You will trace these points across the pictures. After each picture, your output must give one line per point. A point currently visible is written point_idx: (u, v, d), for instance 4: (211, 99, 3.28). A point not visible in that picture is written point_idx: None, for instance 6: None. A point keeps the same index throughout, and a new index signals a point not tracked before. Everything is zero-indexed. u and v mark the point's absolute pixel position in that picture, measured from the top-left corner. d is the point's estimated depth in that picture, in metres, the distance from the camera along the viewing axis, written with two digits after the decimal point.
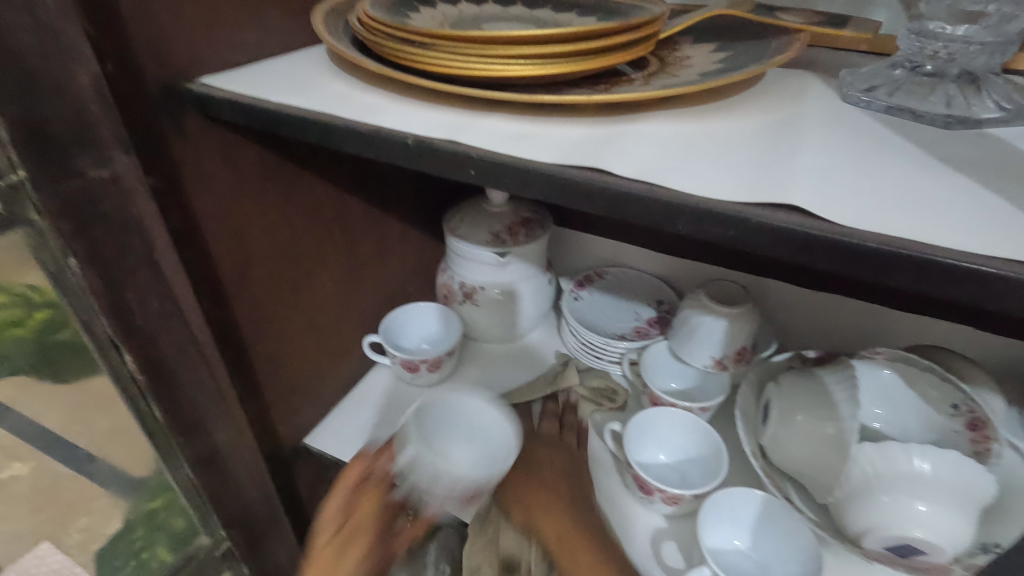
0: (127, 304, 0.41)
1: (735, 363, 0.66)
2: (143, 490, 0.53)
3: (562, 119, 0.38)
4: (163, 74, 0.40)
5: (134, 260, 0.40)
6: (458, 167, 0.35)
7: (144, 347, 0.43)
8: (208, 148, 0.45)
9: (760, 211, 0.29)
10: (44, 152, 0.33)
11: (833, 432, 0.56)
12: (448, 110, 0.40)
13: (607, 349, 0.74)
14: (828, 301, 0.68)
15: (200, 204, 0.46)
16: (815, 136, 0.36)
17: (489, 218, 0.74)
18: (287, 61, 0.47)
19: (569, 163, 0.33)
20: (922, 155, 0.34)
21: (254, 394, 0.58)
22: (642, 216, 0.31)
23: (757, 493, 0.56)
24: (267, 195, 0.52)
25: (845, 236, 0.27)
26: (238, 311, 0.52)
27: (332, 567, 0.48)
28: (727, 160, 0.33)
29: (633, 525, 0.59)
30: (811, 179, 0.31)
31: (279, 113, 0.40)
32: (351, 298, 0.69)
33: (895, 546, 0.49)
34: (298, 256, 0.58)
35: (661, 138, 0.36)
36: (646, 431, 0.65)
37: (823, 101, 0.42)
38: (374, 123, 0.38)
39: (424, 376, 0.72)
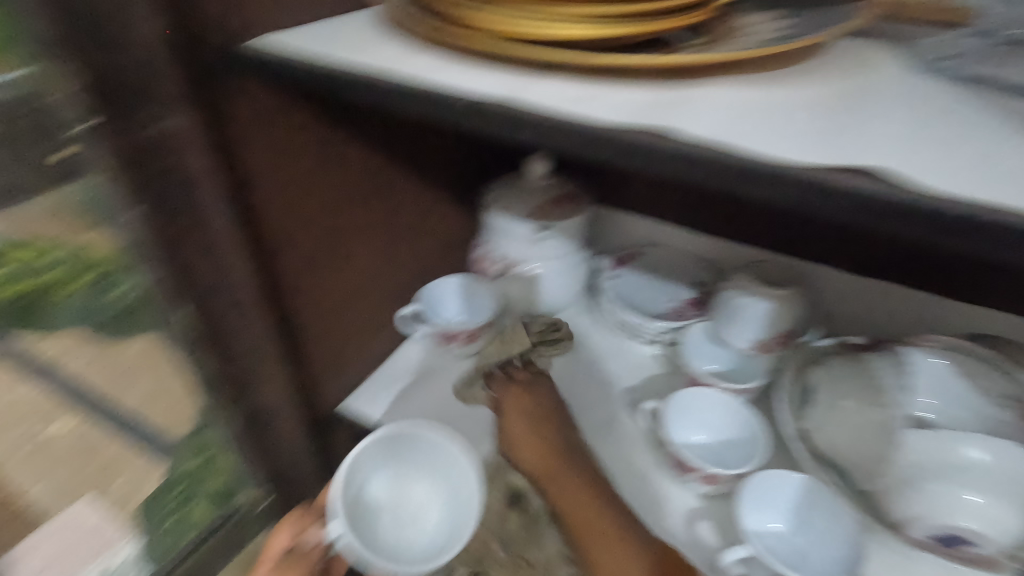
0: (183, 254, 0.43)
1: (778, 346, 0.65)
2: (188, 445, 0.60)
3: (624, 82, 0.37)
4: (226, 30, 0.40)
5: (192, 214, 0.42)
6: (519, 128, 0.35)
7: (200, 297, 0.47)
8: (264, 108, 0.45)
9: (840, 176, 0.28)
10: (115, 102, 0.35)
11: (881, 417, 0.57)
12: (508, 72, 0.39)
13: (644, 328, 0.73)
14: (878, 285, 0.66)
15: (255, 165, 0.46)
16: (891, 103, 0.35)
17: (528, 191, 0.74)
18: (341, 23, 0.47)
19: (636, 124, 0.32)
20: (1009, 124, 0.32)
21: (298, 357, 0.59)
22: (712, 179, 0.31)
23: (796, 475, 0.55)
24: (316, 159, 0.52)
25: (935, 203, 0.26)
26: (287, 275, 0.53)
27: None
28: (798, 125, 0.32)
29: (668, 503, 0.59)
30: (893, 144, 0.30)
31: (338, 71, 0.39)
32: (391, 268, 0.69)
33: (942, 534, 0.50)
34: (344, 223, 0.58)
35: (729, 103, 0.35)
36: (684, 412, 0.64)
37: (896, 70, 0.40)
38: (434, 82, 0.38)
39: (460, 349, 0.72)
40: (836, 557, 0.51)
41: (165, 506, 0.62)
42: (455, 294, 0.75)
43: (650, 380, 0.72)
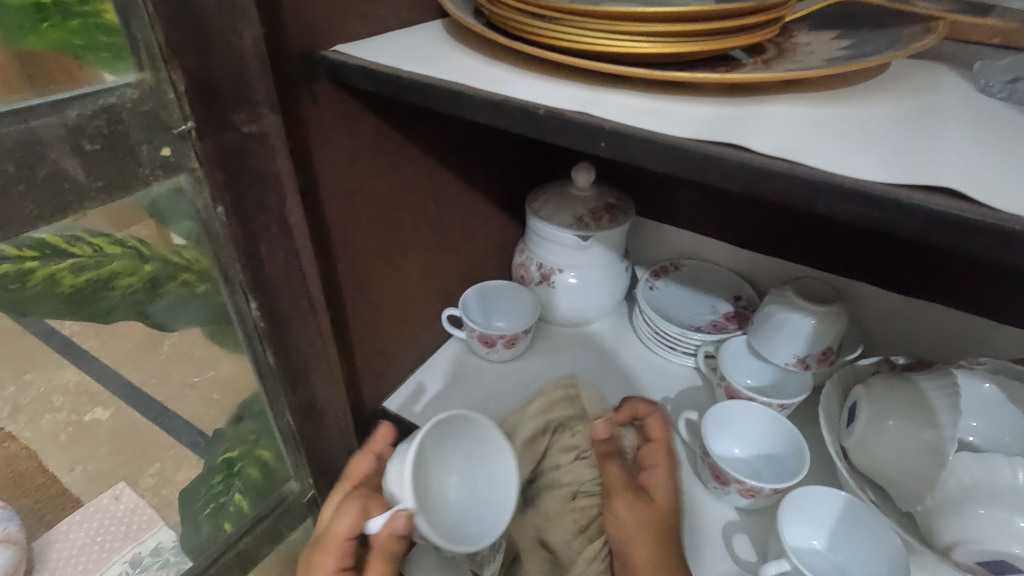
0: (258, 255, 0.44)
1: (819, 363, 0.65)
2: (223, 439, 0.59)
3: (686, 97, 0.39)
4: (301, 40, 0.43)
5: (268, 215, 0.43)
6: (586, 140, 0.36)
7: (268, 296, 0.46)
8: (332, 113, 0.48)
9: (910, 193, 0.28)
10: (211, 105, 0.37)
11: (931, 439, 0.53)
12: (573, 84, 0.41)
13: (682, 339, 0.74)
14: (923, 306, 0.66)
15: (321, 164, 0.48)
16: (955, 123, 0.35)
17: (572, 201, 0.75)
18: (409, 34, 0.49)
19: (705, 138, 0.33)
20: None
21: (348, 354, 0.61)
22: (779, 193, 0.31)
23: (838, 493, 0.55)
24: (376, 162, 0.54)
25: (1008, 222, 0.26)
26: (343, 271, 0.55)
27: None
28: (863, 143, 0.33)
29: (704, 515, 0.59)
30: (961, 162, 0.30)
31: (410, 80, 0.41)
32: (436, 270, 0.71)
33: (988, 561, 0.47)
34: (397, 225, 0.60)
35: (793, 119, 0.36)
36: (724, 424, 0.64)
37: (957, 90, 0.40)
38: (503, 93, 0.39)
39: (500, 352, 0.74)
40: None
41: (201, 499, 0.59)
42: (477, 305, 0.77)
43: (687, 391, 0.72)
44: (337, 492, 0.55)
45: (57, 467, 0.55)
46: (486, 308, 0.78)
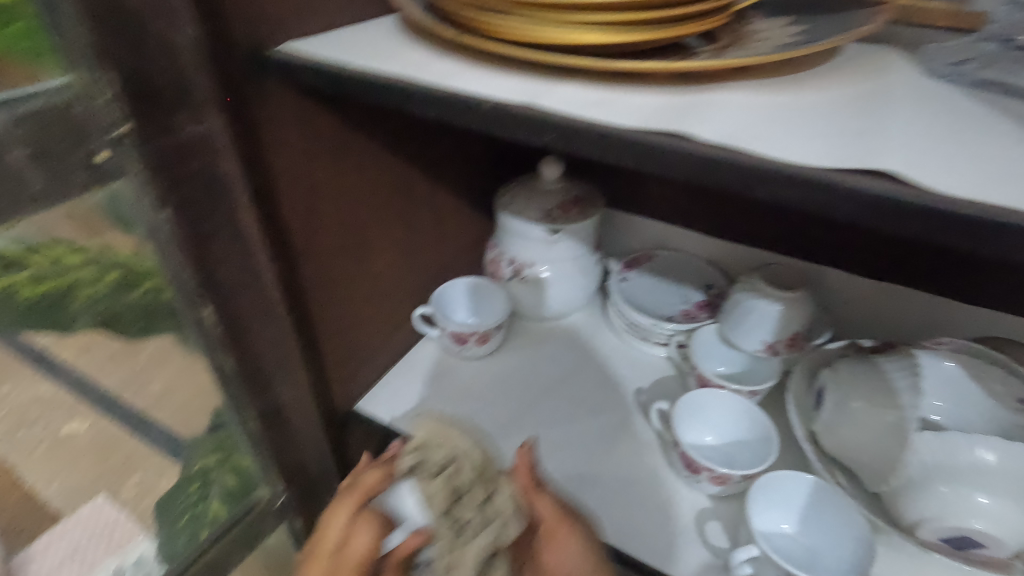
0: (210, 259, 0.43)
1: (787, 349, 0.65)
2: (200, 445, 0.56)
3: (636, 87, 0.38)
4: (250, 39, 0.42)
5: (218, 218, 0.43)
6: (534, 131, 0.36)
7: (224, 300, 0.46)
8: (286, 112, 0.47)
9: (847, 177, 0.28)
10: (151, 106, 0.36)
11: (892, 419, 0.54)
12: (524, 77, 0.40)
13: (654, 330, 0.74)
14: (889, 289, 0.67)
15: (279, 165, 0.48)
16: (899, 105, 0.35)
17: (541, 194, 0.75)
18: (361, 30, 0.48)
19: (650, 128, 0.33)
20: (1015, 127, 0.33)
21: (316, 356, 0.60)
22: (722, 181, 0.31)
23: (805, 477, 0.56)
24: (337, 161, 0.54)
25: (935, 203, 0.27)
26: (306, 273, 0.54)
27: None
28: (809, 129, 0.33)
29: (677, 504, 0.60)
30: (899, 147, 0.31)
31: (359, 77, 0.41)
32: (405, 269, 0.70)
33: (951, 538, 0.49)
34: (362, 224, 0.60)
35: (740, 106, 0.35)
36: (693, 413, 0.65)
37: (906, 73, 0.40)
38: (452, 87, 0.39)
39: (473, 349, 0.74)
40: (844, 558, 0.53)
41: (177, 507, 0.55)
42: (463, 299, 0.77)
43: (661, 381, 0.73)
44: (341, 511, 0.44)
45: (34, 483, 0.45)
46: (471, 302, 0.78)
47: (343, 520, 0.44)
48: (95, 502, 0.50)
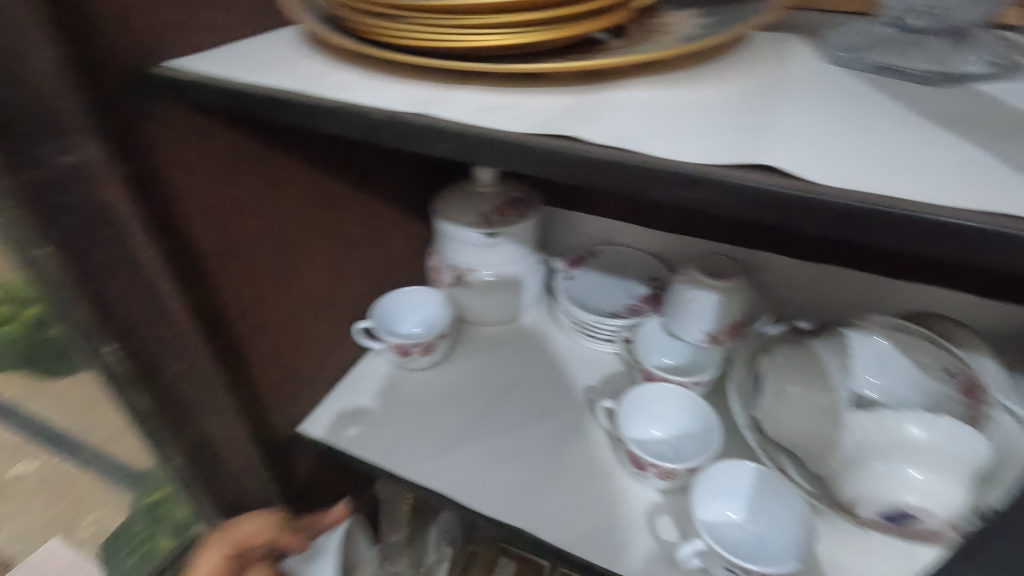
0: (106, 294, 0.41)
1: (728, 337, 0.65)
2: (142, 481, 0.57)
3: (534, 90, 0.37)
4: (131, 58, 0.40)
5: (109, 250, 0.40)
6: (428, 141, 0.35)
7: (127, 336, 0.43)
8: (185, 134, 0.44)
9: (734, 173, 0.28)
10: (13, 137, 0.34)
11: (828, 402, 0.56)
12: (422, 84, 0.39)
13: (600, 327, 0.73)
14: (826, 272, 0.67)
15: (181, 191, 0.45)
16: (796, 96, 0.35)
17: (477, 199, 0.74)
18: (256, 42, 0.46)
19: (541, 133, 0.32)
20: (906, 112, 0.33)
21: (247, 384, 0.57)
22: (615, 182, 0.31)
23: (748, 465, 0.57)
24: (248, 180, 0.51)
25: (819, 196, 0.26)
26: (228, 300, 0.52)
27: None
28: (703, 126, 0.32)
29: (628, 501, 0.59)
30: (789, 139, 0.30)
31: (247, 93, 0.39)
32: (340, 285, 0.68)
33: (888, 513, 0.49)
34: (285, 245, 0.57)
35: (638, 105, 0.35)
36: (640, 408, 0.65)
37: (806, 61, 0.40)
38: (343, 99, 0.37)
39: (418, 360, 0.71)
40: (789, 543, 0.53)
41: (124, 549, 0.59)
42: (415, 309, 0.75)
43: (609, 378, 0.72)
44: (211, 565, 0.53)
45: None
46: (427, 314, 0.75)
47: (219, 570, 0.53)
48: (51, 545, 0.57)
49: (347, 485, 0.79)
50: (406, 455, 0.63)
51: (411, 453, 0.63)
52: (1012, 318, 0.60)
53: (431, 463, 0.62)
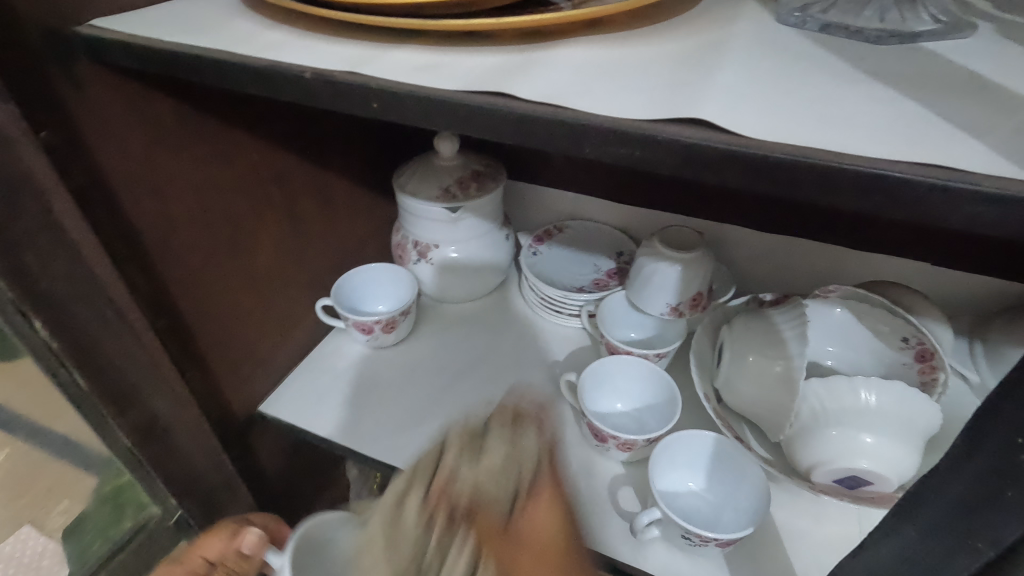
0: (29, 268, 0.38)
1: (691, 310, 0.65)
2: (106, 467, 0.53)
3: (471, 49, 0.36)
4: (43, 15, 0.38)
5: (29, 221, 0.38)
6: (358, 101, 0.33)
7: (54, 312, 0.41)
8: (112, 99, 0.43)
9: (666, 127, 0.27)
10: None
11: (780, 370, 0.55)
12: (355, 44, 0.37)
13: (565, 302, 0.72)
14: (788, 243, 0.66)
15: (106, 160, 0.43)
16: (740, 54, 0.34)
17: (438, 172, 0.71)
18: (185, 5, 0.44)
19: (471, 90, 0.31)
20: (850, 69, 0.32)
21: (196, 361, 0.56)
22: (548, 141, 0.30)
23: (708, 435, 0.57)
24: (186, 149, 0.49)
25: (750, 149, 0.25)
26: (169, 275, 0.51)
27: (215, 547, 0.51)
28: (640, 83, 0.31)
29: (591, 474, 0.59)
30: (725, 94, 0.29)
31: (169, 53, 0.37)
32: (295, 262, 0.66)
33: (843, 478, 0.50)
34: (231, 220, 0.56)
35: (576, 64, 0.34)
36: (602, 381, 0.64)
37: (757, 21, 0.39)
38: (270, 59, 0.35)
39: (381, 338, 0.70)
40: (747, 509, 0.54)
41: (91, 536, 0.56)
42: (377, 286, 0.75)
43: (575, 352, 0.71)
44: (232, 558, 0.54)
45: None
46: (389, 289, 0.75)
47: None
48: (23, 530, 0.55)
49: (313, 466, 0.78)
50: (366, 434, 0.62)
51: (370, 431, 0.62)
52: (967, 285, 0.61)
53: (391, 440, 0.61)
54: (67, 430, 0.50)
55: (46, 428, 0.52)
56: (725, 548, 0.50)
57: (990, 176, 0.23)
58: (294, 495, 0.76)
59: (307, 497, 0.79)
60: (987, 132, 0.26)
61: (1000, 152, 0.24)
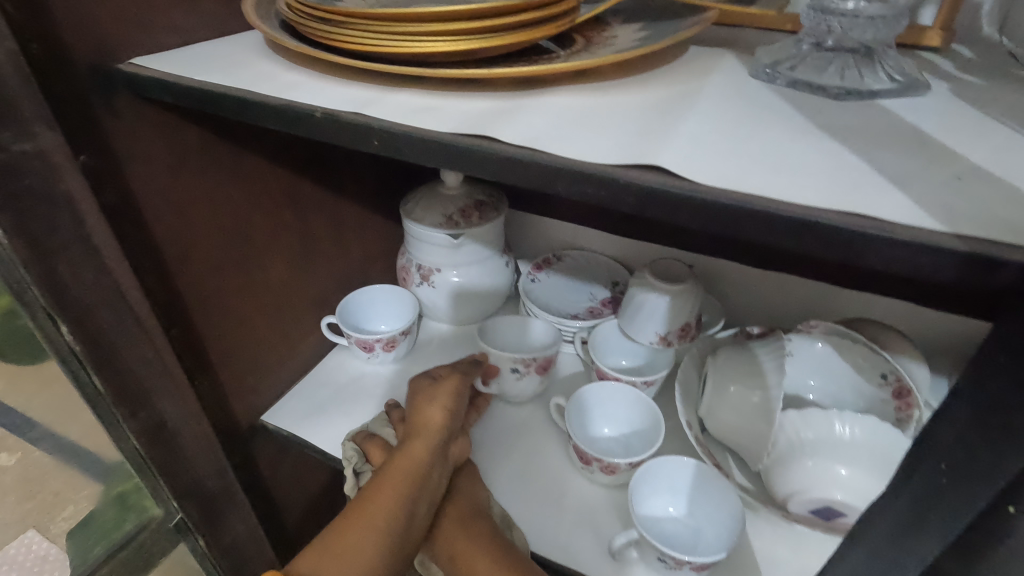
0: (60, 277, 0.42)
1: (679, 340, 0.67)
2: (116, 473, 0.55)
3: (467, 94, 0.40)
4: (89, 54, 0.42)
5: (64, 234, 0.41)
6: (362, 138, 0.37)
7: (79, 317, 0.44)
8: (144, 127, 0.47)
9: (630, 172, 0.30)
10: None
11: (759, 400, 0.57)
12: (362, 86, 0.41)
13: (560, 328, 0.75)
14: (774, 279, 0.69)
15: (137, 183, 0.48)
16: (709, 105, 0.37)
17: (442, 200, 0.75)
18: (212, 46, 0.49)
19: (461, 132, 0.35)
20: (804, 122, 0.35)
21: (204, 369, 0.59)
22: (527, 179, 0.33)
23: (688, 461, 0.58)
24: (207, 173, 0.54)
25: (702, 194, 0.29)
26: (186, 288, 0.54)
27: (440, 395, 0.59)
28: (612, 129, 0.35)
29: (576, 495, 0.61)
30: (686, 143, 0.33)
31: (199, 90, 0.42)
32: (305, 280, 0.70)
33: (818, 508, 0.52)
34: (246, 238, 0.60)
35: (559, 111, 0.37)
36: (591, 407, 0.67)
37: (731, 74, 0.43)
38: (287, 99, 0.40)
39: (381, 356, 0.73)
40: (723, 534, 0.55)
41: (93, 538, 0.56)
42: (381, 305, 0.78)
43: (567, 378, 0.74)
44: (439, 406, 0.58)
45: None
46: (393, 310, 0.79)
47: (399, 513, 0.48)
48: (27, 534, 0.54)
49: (310, 478, 0.80)
50: None
51: None
52: (947, 326, 0.63)
53: None
54: (80, 431, 0.53)
55: (59, 431, 0.54)
56: (699, 571, 0.51)
57: (908, 227, 0.25)
58: (291, 507, 0.79)
59: (301, 510, 0.81)
60: (914, 184, 0.29)
61: (923, 204, 0.27)
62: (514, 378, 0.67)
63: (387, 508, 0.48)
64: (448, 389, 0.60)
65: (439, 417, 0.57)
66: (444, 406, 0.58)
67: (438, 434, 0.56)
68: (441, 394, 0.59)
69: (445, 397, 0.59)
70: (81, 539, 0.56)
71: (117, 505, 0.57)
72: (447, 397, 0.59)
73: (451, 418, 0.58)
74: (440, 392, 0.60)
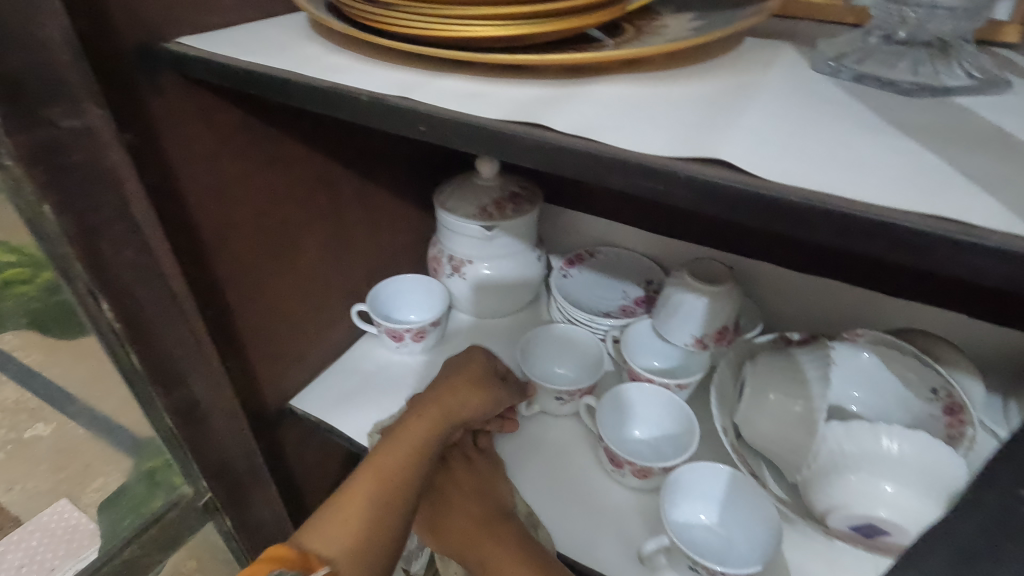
0: (102, 254, 0.42)
1: (716, 343, 0.65)
2: (145, 448, 0.56)
3: (515, 80, 0.39)
4: (138, 32, 0.42)
5: (107, 212, 0.41)
6: (408, 123, 0.36)
7: (118, 295, 0.44)
8: (186, 107, 0.47)
9: (690, 165, 0.29)
10: (19, 100, 0.34)
11: (801, 410, 0.56)
12: (408, 71, 0.41)
13: (592, 325, 0.74)
14: (819, 284, 0.66)
15: (178, 162, 0.48)
16: (770, 98, 0.36)
17: (477, 191, 0.74)
18: (256, 27, 0.49)
19: (511, 119, 0.34)
20: (875, 118, 0.33)
21: (236, 351, 0.60)
22: (577, 169, 0.32)
23: (722, 468, 0.56)
24: (245, 155, 0.53)
25: (767, 191, 0.27)
26: (222, 270, 0.55)
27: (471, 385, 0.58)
28: (669, 121, 0.33)
29: (603, 496, 0.59)
30: (750, 137, 0.31)
31: (245, 71, 0.41)
32: (337, 266, 0.70)
33: (860, 525, 0.50)
34: (281, 223, 0.60)
35: (612, 100, 0.36)
36: (623, 410, 0.65)
37: (791, 67, 0.41)
38: (333, 81, 0.39)
39: (410, 346, 0.73)
40: (757, 544, 0.54)
41: (125, 514, 0.56)
42: (411, 296, 0.78)
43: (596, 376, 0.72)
44: (463, 396, 0.57)
45: None
46: (424, 301, 0.78)
47: (398, 494, 0.48)
48: (60, 503, 0.54)
49: (333, 464, 0.81)
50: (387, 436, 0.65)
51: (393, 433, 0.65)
52: (1004, 340, 0.59)
53: None
54: (116, 409, 0.53)
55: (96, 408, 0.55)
56: None
57: (999, 233, 0.24)
58: (314, 491, 0.79)
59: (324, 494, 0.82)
60: (1001, 187, 0.26)
61: (1015, 210, 0.25)
62: (557, 403, 0.66)
63: (385, 489, 0.48)
64: (477, 380, 0.59)
65: (459, 405, 0.56)
66: (466, 397, 0.57)
67: (453, 421, 0.55)
68: (466, 383, 0.58)
69: (467, 388, 0.58)
70: (111, 517, 0.56)
71: (146, 480, 0.57)
72: (474, 387, 0.58)
73: (469, 410, 0.57)
74: (467, 381, 0.59)
